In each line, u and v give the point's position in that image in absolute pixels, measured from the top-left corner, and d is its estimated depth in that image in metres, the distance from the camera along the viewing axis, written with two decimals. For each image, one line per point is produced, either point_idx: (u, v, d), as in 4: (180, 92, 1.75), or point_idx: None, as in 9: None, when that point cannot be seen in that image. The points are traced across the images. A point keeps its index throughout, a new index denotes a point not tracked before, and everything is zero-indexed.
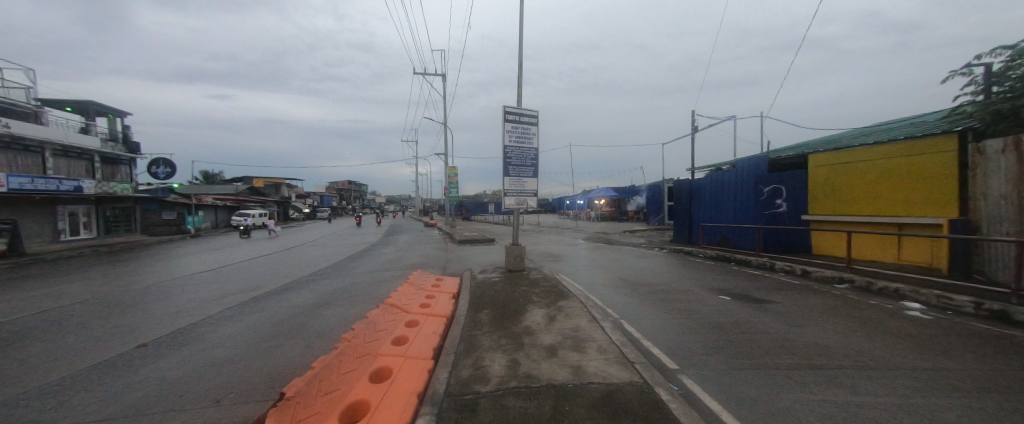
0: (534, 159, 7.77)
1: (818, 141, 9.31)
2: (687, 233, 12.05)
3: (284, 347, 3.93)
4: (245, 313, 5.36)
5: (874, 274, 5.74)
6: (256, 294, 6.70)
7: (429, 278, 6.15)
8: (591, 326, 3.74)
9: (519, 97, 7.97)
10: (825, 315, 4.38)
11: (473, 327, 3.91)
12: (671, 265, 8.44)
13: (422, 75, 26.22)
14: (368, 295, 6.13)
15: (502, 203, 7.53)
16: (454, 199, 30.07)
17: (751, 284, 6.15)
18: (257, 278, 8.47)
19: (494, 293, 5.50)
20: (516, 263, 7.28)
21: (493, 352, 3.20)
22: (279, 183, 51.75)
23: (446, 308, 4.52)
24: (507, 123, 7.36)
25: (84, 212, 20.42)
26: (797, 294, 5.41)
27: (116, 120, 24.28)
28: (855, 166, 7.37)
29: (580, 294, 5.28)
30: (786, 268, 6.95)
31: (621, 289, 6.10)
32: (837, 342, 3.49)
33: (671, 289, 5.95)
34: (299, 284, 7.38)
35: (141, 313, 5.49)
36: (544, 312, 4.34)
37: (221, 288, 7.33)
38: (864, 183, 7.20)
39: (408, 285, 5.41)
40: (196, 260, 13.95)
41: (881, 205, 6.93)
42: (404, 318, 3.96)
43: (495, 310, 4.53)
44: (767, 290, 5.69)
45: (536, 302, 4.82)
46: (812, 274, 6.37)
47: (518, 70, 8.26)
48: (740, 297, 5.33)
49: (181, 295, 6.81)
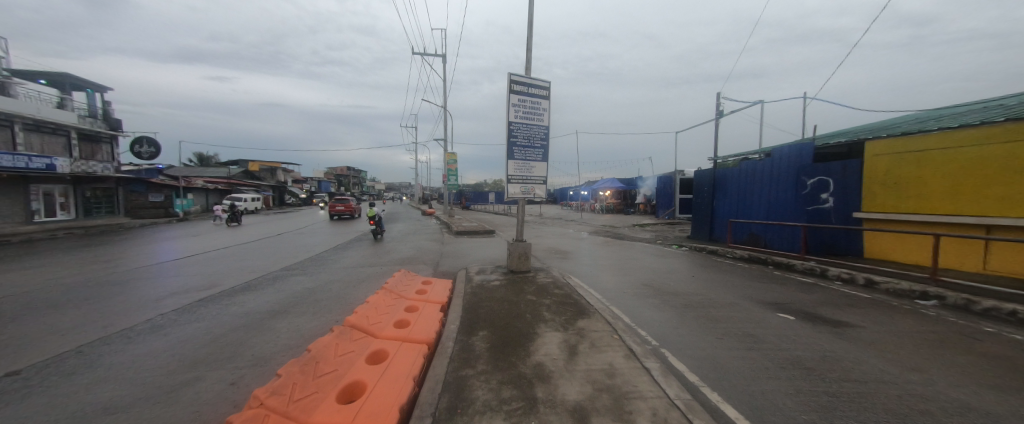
0: (544, 139, 6.54)
1: (872, 127, 8.01)
2: (709, 230, 10.88)
3: (203, 383, 2.81)
4: (183, 321, 4.29)
5: (971, 289, 4.57)
6: (208, 294, 5.58)
7: (414, 283, 4.97)
8: (632, 369, 2.62)
9: (528, 66, 6.73)
10: (939, 350, 3.26)
11: (462, 364, 2.78)
12: (698, 267, 7.32)
13: (421, 55, 24.05)
14: (340, 301, 5.04)
15: (504, 192, 6.33)
16: (453, 186, 28.82)
17: (812, 297, 4.99)
18: (217, 273, 7.36)
19: (493, 304, 4.36)
20: (520, 263, 6.20)
21: (490, 418, 2.07)
22: (275, 167, 50.53)
23: (430, 329, 3.40)
24: (512, 95, 6.12)
25: (60, 192, 19.38)
26: (879, 314, 4.25)
27: (96, 95, 22.54)
28: (931, 155, 6.13)
29: (601, 307, 4.15)
30: (843, 277, 5.80)
31: (648, 299, 5.00)
32: (999, 407, 2.36)
33: (712, 301, 4.82)
34: (264, 282, 6.26)
35: (55, 319, 4.42)
36: (561, 338, 3.22)
37: (175, 286, 6.28)
38: (942, 176, 5.97)
39: (382, 294, 4.21)
40: (171, 247, 12.79)
41: (964, 204, 5.72)
42: (367, 347, 2.84)
43: (495, 333, 3.40)
44: (837, 306, 4.54)
45: (548, 320, 3.70)
46: (881, 286, 5.22)
47: (528, 34, 7.01)
48: (806, 316, 4.18)
49: (122, 294, 5.76)
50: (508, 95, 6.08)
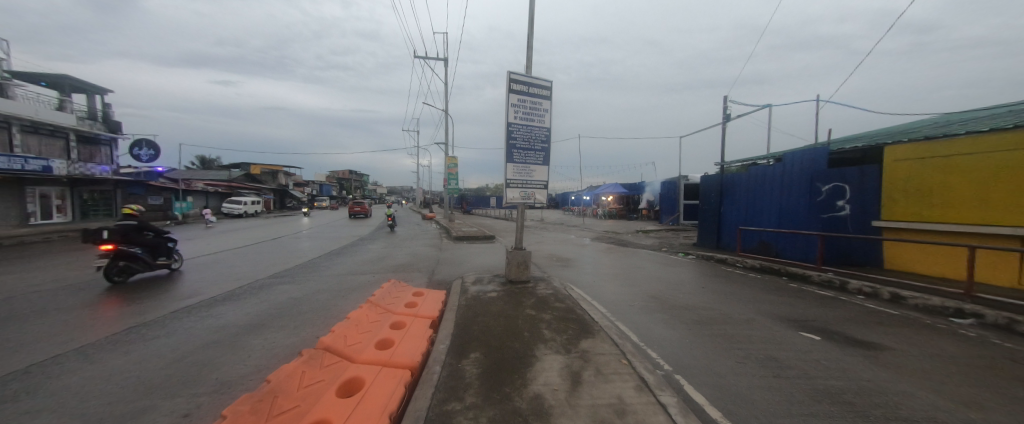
0: (545, 142, 6.21)
1: (891, 131, 7.65)
2: (716, 237, 10.48)
3: (152, 414, 2.45)
4: (151, 336, 3.95)
5: (1013, 306, 4.16)
6: (187, 303, 5.26)
7: (403, 295, 4.61)
8: (645, 405, 2.24)
9: (529, 65, 6.43)
10: (992, 379, 2.86)
11: (448, 396, 2.41)
12: (707, 278, 6.93)
13: (422, 58, 23.93)
14: (325, 312, 4.70)
15: (503, 197, 5.98)
16: (453, 190, 28.51)
17: (836, 313, 4.59)
18: (202, 280, 7.03)
19: (489, 319, 3.99)
20: (519, 272, 5.84)
21: None
22: (277, 170, 50.59)
23: (416, 351, 3.04)
24: (511, 94, 5.80)
25: (57, 194, 19.24)
26: (912, 333, 3.86)
27: (95, 97, 22.44)
28: (958, 160, 5.74)
29: (607, 324, 3.79)
30: (865, 290, 5.42)
31: (656, 313, 4.62)
32: None
33: (726, 317, 4.45)
34: (248, 291, 5.91)
35: (15, 332, 4.09)
36: (562, 364, 2.84)
37: (156, 294, 5.96)
38: (970, 182, 5.59)
39: (366, 308, 3.85)
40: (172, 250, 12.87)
41: (996, 213, 5.31)
42: (340, 374, 2.48)
43: (488, 355, 3.04)
44: (864, 324, 4.15)
45: (549, 340, 3.33)
46: (909, 301, 4.82)
47: (528, 33, 6.73)
48: (833, 336, 3.80)
49: (97, 302, 5.44)
50: (507, 95, 5.77)
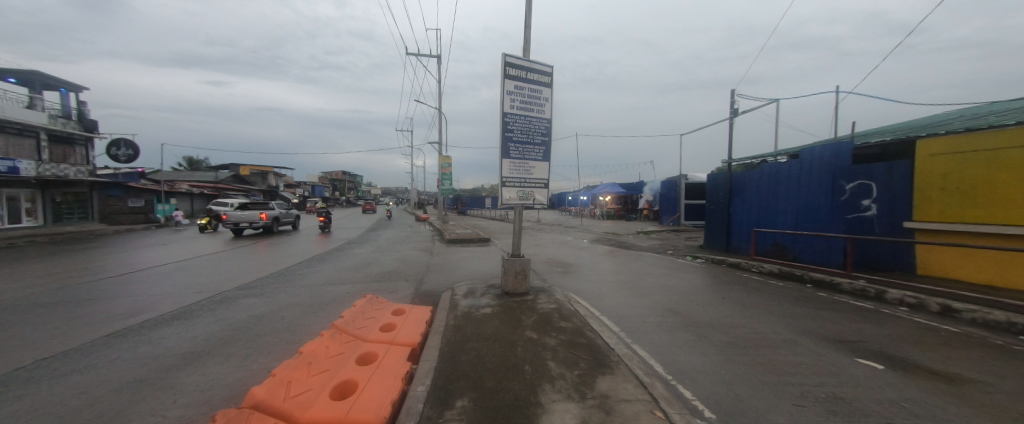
0: (546, 135, 5.53)
1: (916, 124, 7.09)
2: (725, 239, 9.89)
3: None
4: (57, 371, 3.16)
5: None
6: (127, 324, 4.47)
7: (380, 314, 3.90)
8: None
9: (525, 49, 5.73)
10: None
11: None
12: (724, 286, 6.27)
13: (414, 55, 23.08)
14: (287, 335, 3.96)
15: (498, 197, 5.26)
16: (447, 191, 27.69)
17: (888, 332, 3.92)
18: (158, 292, 6.22)
19: (482, 346, 3.30)
20: (517, 283, 5.16)
21: None
22: (267, 172, 49.47)
23: (385, 399, 2.31)
24: (507, 80, 5.09)
25: (26, 197, 18.17)
26: (992, 359, 3.20)
27: (69, 94, 21.38)
28: (1003, 154, 5.17)
29: (626, 352, 3.10)
30: (909, 302, 4.81)
31: (679, 333, 3.95)
32: None
33: (761, 337, 3.79)
34: (206, 307, 5.16)
35: None
36: (575, 419, 2.12)
37: (103, 308, 5.21)
38: (1018, 180, 5.00)
39: (330, 336, 3.13)
40: (198, 244, 14.44)
41: None
42: None
43: (481, 404, 2.33)
44: (927, 347, 3.49)
45: (557, 378, 2.63)
46: (966, 315, 4.21)
47: (525, 12, 6.00)
48: (896, 364, 3.15)
49: (27, 319, 4.69)
50: (503, 80, 5.06)
